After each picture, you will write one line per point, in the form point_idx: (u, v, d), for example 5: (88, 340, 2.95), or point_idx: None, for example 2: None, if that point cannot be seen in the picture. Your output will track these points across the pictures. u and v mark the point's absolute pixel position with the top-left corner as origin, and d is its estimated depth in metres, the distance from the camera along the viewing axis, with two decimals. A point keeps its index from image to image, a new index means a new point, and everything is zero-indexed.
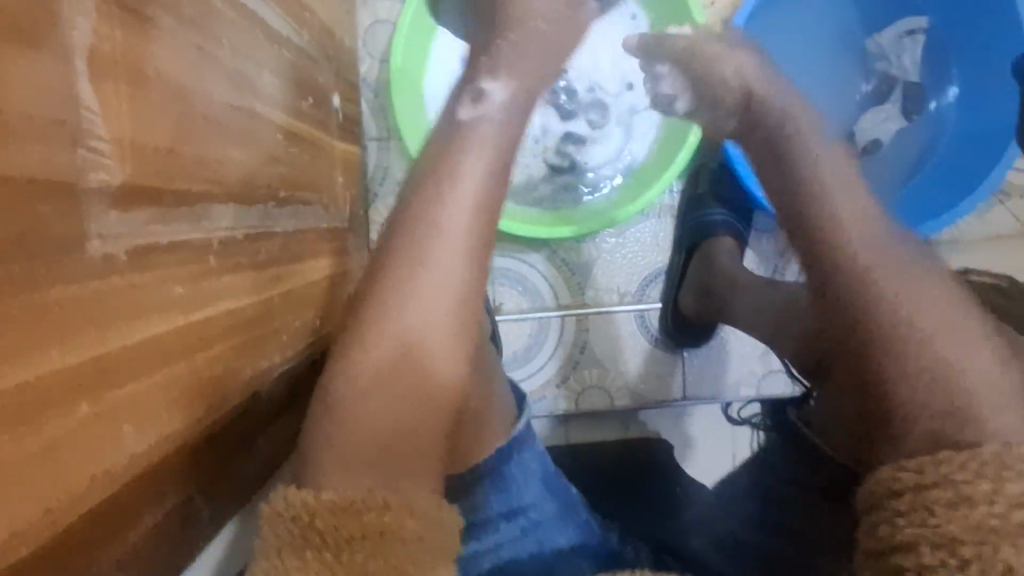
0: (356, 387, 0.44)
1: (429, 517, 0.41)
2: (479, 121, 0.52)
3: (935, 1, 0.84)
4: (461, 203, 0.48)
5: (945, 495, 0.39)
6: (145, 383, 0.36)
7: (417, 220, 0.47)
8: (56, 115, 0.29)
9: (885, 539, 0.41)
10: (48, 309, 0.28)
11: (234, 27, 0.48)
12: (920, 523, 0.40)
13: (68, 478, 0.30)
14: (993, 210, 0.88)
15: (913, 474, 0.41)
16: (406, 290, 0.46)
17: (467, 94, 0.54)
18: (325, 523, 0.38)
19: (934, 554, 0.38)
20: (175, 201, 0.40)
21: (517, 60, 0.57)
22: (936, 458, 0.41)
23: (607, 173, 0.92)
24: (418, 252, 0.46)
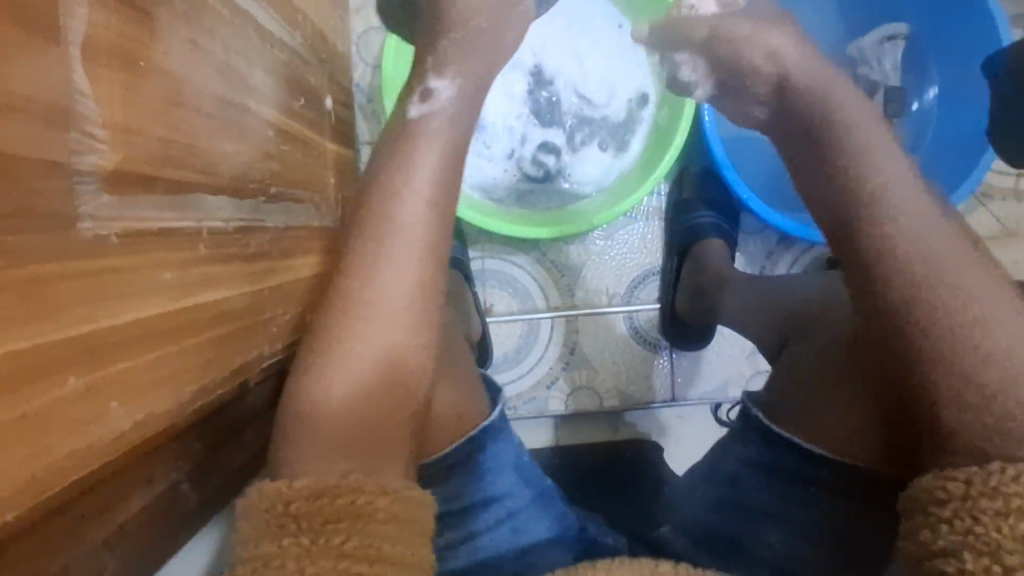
0: (322, 380, 0.48)
1: (403, 497, 0.42)
2: (425, 123, 0.55)
3: (913, 7, 0.86)
4: (416, 195, 0.52)
5: (994, 506, 0.38)
6: (135, 362, 0.39)
7: (379, 219, 0.51)
8: (51, 98, 0.32)
9: (926, 544, 0.41)
10: (39, 285, 0.31)
11: (227, 25, 0.51)
12: (964, 530, 0.39)
13: (54, 448, 0.33)
14: (975, 212, 0.93)
15: (960, 485, 0.40)
16: (365, 284, 0.50)
17: (416, 94, 0.57)
18: (300, 509, 0.40)
19: (977, 561, 0.38)
20: (167, 190, 0.43)
21: (464, 56, 0.58)
22: (984, 471, 0.40)
23: (586, 179, 0.93)
24: (376, 248, 0.51)
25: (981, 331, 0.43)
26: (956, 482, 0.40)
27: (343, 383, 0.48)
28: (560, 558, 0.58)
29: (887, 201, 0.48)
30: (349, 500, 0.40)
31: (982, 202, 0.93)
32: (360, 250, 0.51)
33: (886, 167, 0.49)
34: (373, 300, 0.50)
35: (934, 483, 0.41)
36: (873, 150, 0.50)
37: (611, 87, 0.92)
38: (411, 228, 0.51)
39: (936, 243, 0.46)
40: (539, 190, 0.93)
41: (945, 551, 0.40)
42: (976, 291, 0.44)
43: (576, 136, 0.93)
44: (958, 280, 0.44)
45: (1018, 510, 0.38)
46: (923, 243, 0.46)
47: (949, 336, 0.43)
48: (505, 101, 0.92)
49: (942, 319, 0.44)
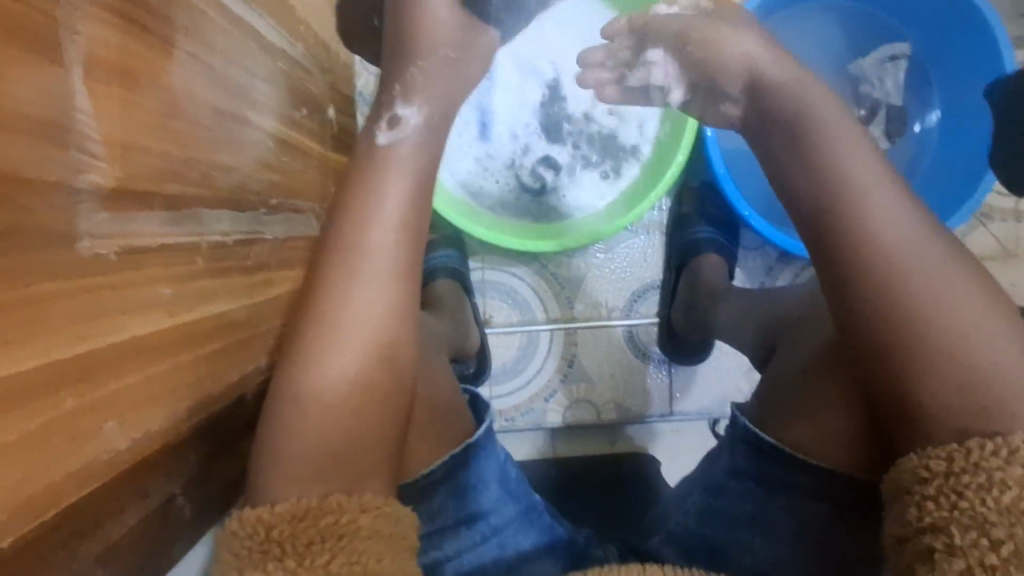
0: (296, 405, 0.47)
1: (383, 513, 0.44)
2: (398, 150, 0.56)
3: (915, 27, 0.87)
4: (385, 223, 0.52)
5: (977, 480, 0.39)
6: (133, 380, 0.39)
7: (347, 247, 0.51)
8: (50, 116, 0.32)
9: (913, 522, 0.42)
10: (38, 304, 0.31)
11: (228, 37, 0.51)
12: (949, 505, 0.40)
13: (49, 469, 0.33)
14: (975, 232, 0.93)
15: (944, 463, 0.41)
16: (339, 309, 0.50)
17: (384, 120, 0.57)
18: (282, 533, 0.41)
19: (966, 535, 0.39)
20: (165, 205, 0.42)
21: (431, 87, 0.60)
22: (965, 447, 0.40)
23: (578, 195, 0.93)
24: (348, 273, 0.51)
25: (975, 340, 0.43)
26: (938, 460, 0.41)
27: (320, 404, 0.47)
28: (547, 568, 0.59)
29: (872, 221, 0.47)
30: (332, 520, 0.42)
31: (982, 222, 0.93)
32: (331, 275, 0.51)
33: (867, 190, 0.48)
34: (347, 323, 0.49)
35: (918, 463, 0.42)
36: (856, 176, 0.49)
37: (619, 112, 0.92)
38: (388, 252, 0.52)
39: (925, 263, 0.46)
40: (529, 201, 0.93)
41: (931, 527, 0.40)
42: (960, 304, 0.44)
43: (576, 156, 0.93)
44: (943, 296, 0.44)
45: (1000, 483, 0.39)
46: (904, 260, 0.46)
47: (940, 349, 0.43)
48: (516, 109, 0.92)
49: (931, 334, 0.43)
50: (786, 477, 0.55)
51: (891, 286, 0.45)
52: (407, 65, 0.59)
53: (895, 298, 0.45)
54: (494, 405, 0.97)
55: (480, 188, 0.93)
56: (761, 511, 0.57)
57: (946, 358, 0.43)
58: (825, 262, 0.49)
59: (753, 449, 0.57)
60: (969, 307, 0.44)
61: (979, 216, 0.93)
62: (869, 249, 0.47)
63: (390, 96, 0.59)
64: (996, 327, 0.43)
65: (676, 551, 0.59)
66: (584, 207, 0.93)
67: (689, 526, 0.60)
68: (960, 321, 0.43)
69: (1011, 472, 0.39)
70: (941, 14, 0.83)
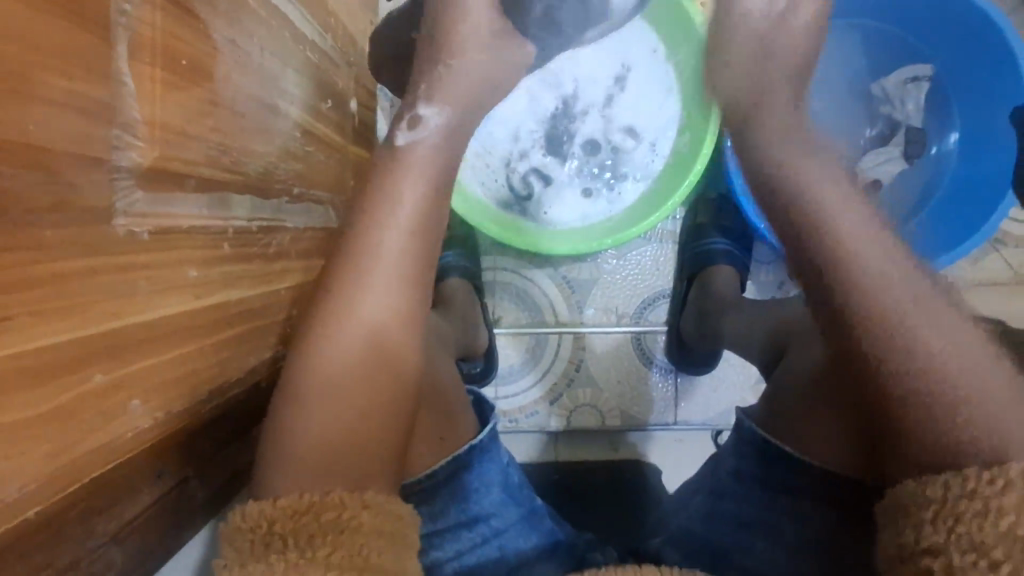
0: (300, 405, 0.47)
1: (384, 510, 0.43)
2: (424, 148, 0.56)
3: (936, 50, 0.87)
4: (399, 227, 0.51)
5: (975, 505, 0.36)
6: (157, 360, 0.39)
7: (358, 248, 0.50)
8: (94, 93, 0.32)
9: (908, 545, 0.38)
10: (74, 277, 0.31)
11: (265, 25, 0.51)
12: (946, 530, 0.36)
13: (72, 444, 0.32)
14: (988, 258, 0.94)
15: (942, 489, 0.37)
16: (340, 310, 0.49)
17: (404, 121, 0.57)
18: (284, 527, 0.40)
19: (963, 556, 0.35)
20: (198, 187, 0.43)
21: (454, 88, 0.60)
22: (962, 474, 0.37)
23: (571, 208, 0.93)
24: (358, 276, 0.50)
25: (961, 367, 0.41)
26: (935, 485, 0.38)
27: (320, 403, 0.47)
28: (548, 570, 0.58)
29: (847, 252, 0.46)
30: (333, 516, 0.41)
31: (995, 247, 0.93)
32: (337, 272, 0.50)
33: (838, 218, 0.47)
34: (345, 324, 0.49)
35: (915, 486, 0.39)
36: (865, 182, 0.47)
37: (630, 145, 0.92)
38: (393, 259, 0.51)
39: (906, 290, 0.44)
40: (520, 208, 0.93)
41: (930, 549, 0.37)
42: (949, 334, 0.42)
43: (572, 171, 0.93)
44: (928, 327, 0.42)
45: (998, 507, 0.35)
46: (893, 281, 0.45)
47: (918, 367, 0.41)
48: (520, 113, 0.92)
49: (910, 360, 0.42)
50: (786, 480, 0.54)
51: (869, 307, 0.44)
52: (437, 65, 0.60)
53: (878, 321, 0.43)
54: (498, 405, 0.98)
55: (474, 184, 0.92)
56: (759, 514, 0.56)
57: (935, 381, 0.41)
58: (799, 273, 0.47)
59: (758, 453, 0.56)
60: (954, 335, 0.42)
61: (993, 242, 0.94)
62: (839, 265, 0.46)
63: (415, 94, 0.59)
64: (981, 353, 0.42)
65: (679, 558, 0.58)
66: (573, 222, 0.92)
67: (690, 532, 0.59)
68: (945, 346, 0.42)
69: (1008, 500, 0.35)
70: (962, 39, 0.83)
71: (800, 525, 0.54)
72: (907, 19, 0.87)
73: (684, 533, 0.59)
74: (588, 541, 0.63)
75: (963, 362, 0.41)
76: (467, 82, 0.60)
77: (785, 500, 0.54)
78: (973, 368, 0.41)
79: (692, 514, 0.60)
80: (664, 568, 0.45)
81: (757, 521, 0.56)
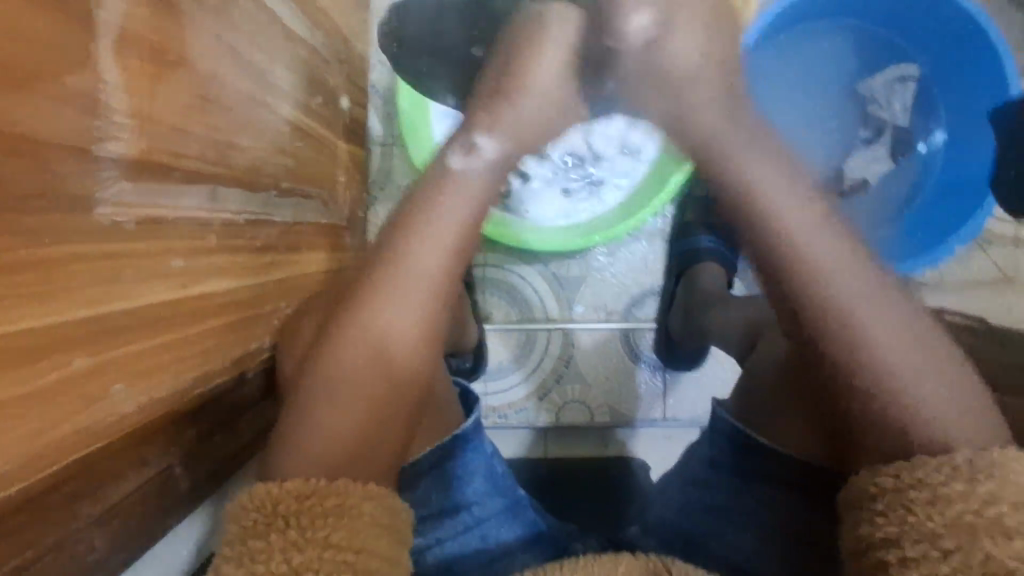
0: (322, 395, 0.49)
1: (385, 504, 0.44)
2: (470, 178, 0.55)
3: (924, 50, 0.88)
4: (441, 243, 0.52)
5: (922, 495, 0.40)
6: (141, 347, 0.40)
7: (394, 258, 0.51)
8: (78, 85, 0.33)
9: (865, 537, 0.41)
10: (60, 262, 0.32)
11: (253, 22, 0.52)
12: (899, 521, 0.40)
13: (56, 426, 0.33)
14: (974, 257, 0.94)
15: (893, 481, 0.41)
16: (365, 317, 0.50)
17: (458, 145, 0.56)
18: (288, 508, 0.41)
19: (916, 546, 0.38)
20: (184, 180, 0.44)
21: (516, 125, 0.58)
22: (913, 462, 0.41)
23: (547, 210, 0.93)
24: (388, 287, 0.51)
25: (914, 381, 0.44)
26: (887, 476, 0.42)
27: (333, 399, 0.49)
28: (526, 561, 0.58)
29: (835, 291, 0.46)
30: (336, 502, 0.42)
31: (981, 247, 0.94)
32: (362, 283, 0.52)
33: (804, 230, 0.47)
34: (362, 331, 0.50)
35: (869, 479, 0.43)
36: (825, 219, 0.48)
37: (608, 153, 0.93)
38: (429, 274, 0.51)
39: (867, 306, 0.45)
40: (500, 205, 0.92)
41: (884, 540, 0.40)
42: (906, 347, 0.44)
43: (550, 172, 0.94)
44: (886, 342, 0.44)
45: (945, 497, 0.39)
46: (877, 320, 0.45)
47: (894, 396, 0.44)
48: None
49: (861, 368, 0.45)
50: (758, 464, 0.55)
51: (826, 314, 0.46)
52: (502, 101, 0.58)
53: (840, 330, 0.45)
54: (487, 401, 0.98)
55: None
56: (738, 505, 0.56)
57: (882, 391, 0.44)
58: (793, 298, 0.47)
59: (732, 442, 0.57)
60: (929, 379, 0.44)
61: (979, 241, 0.94)
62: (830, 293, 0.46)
63: (474, 122, 0.57)
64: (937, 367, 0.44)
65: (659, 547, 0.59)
66: (552, 221, 0.93)
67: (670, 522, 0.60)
68: (919, 387, 0.44)
69: (953, 487, 0.39)
70: (950, 44, 0.84)
71: (769, 512, 0.55)
72: (897, 21, 0.88)
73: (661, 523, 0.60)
74: (569, 530, 0.63)
75: (936, 402, 0.43)
76: (534, 110, 0.59)
77: (757, 487, 0.56)
78: (931, 389, 0.44)
79: (668, 505, 0.61)
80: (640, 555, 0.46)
81: (734, 512, 0.56)
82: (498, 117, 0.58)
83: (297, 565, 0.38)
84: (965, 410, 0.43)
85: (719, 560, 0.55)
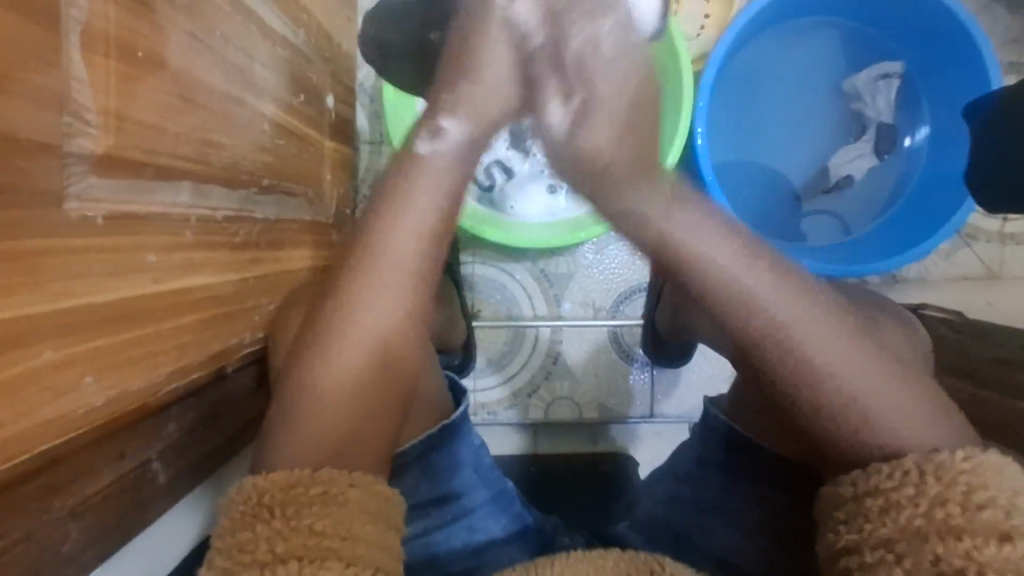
0: (309, 399, 0.48)
1: (372, 489, 0.44)
2: (435, 163, 0.53)
3: (908, 46, 0.89)
4: (407, 239, 0.50)
5: (876, 503, 0.40)
6: (110, 340, 0.40)
7: (365, 253, 0.50)
8: (46, 82, 0.34)
9: (830, 547, 0.42)
10: (26, 254, 0.33)
11: (229, 20, 0.52)
12: (858, 527, 0.41)
13: (25, 417, 0.34)
14: (959, 252, 0.95)
15: (850, 489, 0.42)
16: (344, 320, 0.49)
17: (424, 130, 0.54)
18: (274, 499, 0.41)
19: (874, 553, 0.39)
20: (157, 176, 0.44)
21: (480, 102, 0.56)
22: (866, 471, 0.42)
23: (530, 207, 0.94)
24: (362, 285, 0.49)
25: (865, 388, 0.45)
26: (845, 485, 0.43)
27: (321, 400, 0.48)
28: (513, 555, 0.59)
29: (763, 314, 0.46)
30: (321, 491, 0.42)
31: (968, 241, 0.95)
32: (338, 287, 0.50)
33: (723, 263, 0.47)
34: (346, 340, 0.49)
35: (831, 489, 0.44)
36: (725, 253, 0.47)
37: None
38: (402, 265, 0.50)
39: (808, 327, 0.46)
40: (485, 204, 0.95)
41: (847, 548, 0.41)
42: (853, 362, 0.45)
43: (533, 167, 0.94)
44: (830, 361, 0.46)
45: (896, 503, 0.40)
46: (814, 342, 0.46)
47: (853, 405, 0.45)
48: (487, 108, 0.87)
49: (808, 388, 0.46)
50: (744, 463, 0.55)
51: (765, 333, 0.47)
52: (460, 81, 0.57)
53: (782, 342, 0.46)
54: (476, 398, 0.99)
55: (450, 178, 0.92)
56: (715, 497, 0.57)
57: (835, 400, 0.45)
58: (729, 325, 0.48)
59: (723, 441, 0.57)
60: (872, 386, 0.45)
61: (965, 236, 0.95)
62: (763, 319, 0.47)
63: (436, 106, 0.56)
64: (881, 377, 0.45)
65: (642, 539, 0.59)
66: (535, 217, 0.94)
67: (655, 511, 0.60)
68: (867, 396, 0.45)
69: (905, 492, 0.40)
70: (932, 42, 0.85)
71: (754, 503, 0.55)
72: (883, 19, 0.89)
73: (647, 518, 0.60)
74: (555, 525, 0.63)
75: (885, 408, 0.45)
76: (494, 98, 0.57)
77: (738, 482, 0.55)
78: (877, 399, 0.45)
79: (656, 500, 0.61)
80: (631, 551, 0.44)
81: (715, 505, 0.57)
82: (462, 102, 0.56)
83: (283, 552, 0.38)
84: (918, 411, 0.45)
85: (706, 557, 0.55)
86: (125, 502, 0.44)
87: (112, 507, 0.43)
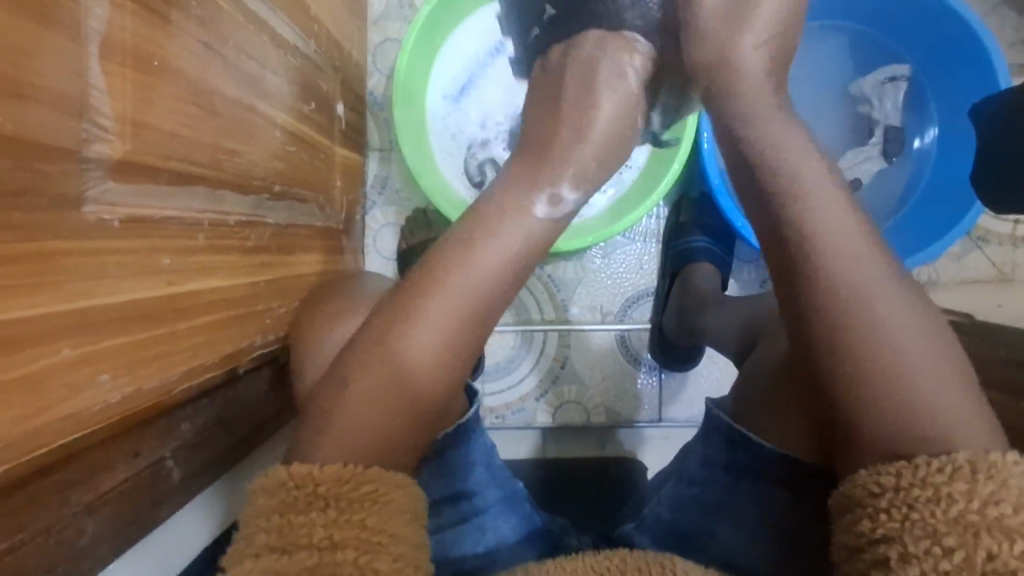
0: (325, 400, 0.48)
1: (411, 491, 0.44)
2: (540, 231, 0.55)
3: (914, 49, 0.89)
4: (472, 267, 0.51)
5: (925, 493, 0.38)
6: (126, 340, 0.42)
7: (428, 273, 0.51)
8: (67, 91, 0.35)
9: (865, 534, 0.40)
10: (46, 254, 0.34)
11: (242, 30, 0.54)
12: (902, 517, 0.38)
13: (46, 412, 0.35)
14: (970, 255, 0.94)
15: (894, 478, 0.40)
16: (399, 326, 0.49)
17: (544, 195, 0.56)
18: (329, 490, 0.41)
19: (918, 543, 0.37)
20: (171, 181, 0.46)
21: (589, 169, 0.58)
22: (913, 464, 0.40)
23: None
24: (418, 301, 0.50)
25: (906, 359, 0.43)
26: (888, 476, 0.40)
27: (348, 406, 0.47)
28: (523, 555, 0.59)
29: (846, 288, 0.45)
30: (371, 487, 0.42)
31: (978, 244, 0.94)
32: (400, 303, 0.51)
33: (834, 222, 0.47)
34: (388, 352, 0.49)
35: (867, 479, 0.41)
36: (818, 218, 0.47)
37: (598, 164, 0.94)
38: (465, 288, 0.51)
39: (895, 318, 0.44)
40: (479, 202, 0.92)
41: (885, 537, 0.39)
42: (925, 352, 0.43)
43: None
44: (904, 350, 0.43)
45: (945, 496, 0.38)
46: (894, 336, 0.44)
47: (900, 395, 0.42)
48: (491, 102, 0.92)
49: (874, 372, 0.43)
50: (753, 465, 0.54)
51: (845, 314, 0.44)
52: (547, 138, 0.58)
53: (853, 321, 0.44)
54: (484, 402, 1.00)
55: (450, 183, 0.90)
56: (724, 500, 0.56)
57: (877, 388, 0.43)
58: (794, 299, 0.47)
59: (727, 442, 0.56)
60: (943, 379, 0.43)
61: (976, 239, 0.95)
62: (847, 297, 0.45)
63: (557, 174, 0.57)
64: (937, 362, 0.43)
65: (654, 538, 0.59)
66: None
67: (661, 513, 0.60)
68: (932, 387, 0.42)
69: (956, 486, 0.38)
70: (943, 49, 0.85)
71: (758, 503, 0.55)
72: (889, 20, 0.88)
73: (654, 519, 0.60)
74: (564, 525, 0.64)
75: (947, 402, 0.42)
76: (596, 153, 0.58)
77: (749, 486, 0.55)
78: (945, 394, 0.42)
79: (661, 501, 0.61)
80: (640, 552, 0.44)
81: (718, 504, 0.56)
82: (570, 165, 0.57)
83: (339, 541, 0.39)
84: (965, 409, 0.42)
85: (710, 555, 0.55)
86: (139, 498, 0.45)
87: (127, 503, 0.44)
